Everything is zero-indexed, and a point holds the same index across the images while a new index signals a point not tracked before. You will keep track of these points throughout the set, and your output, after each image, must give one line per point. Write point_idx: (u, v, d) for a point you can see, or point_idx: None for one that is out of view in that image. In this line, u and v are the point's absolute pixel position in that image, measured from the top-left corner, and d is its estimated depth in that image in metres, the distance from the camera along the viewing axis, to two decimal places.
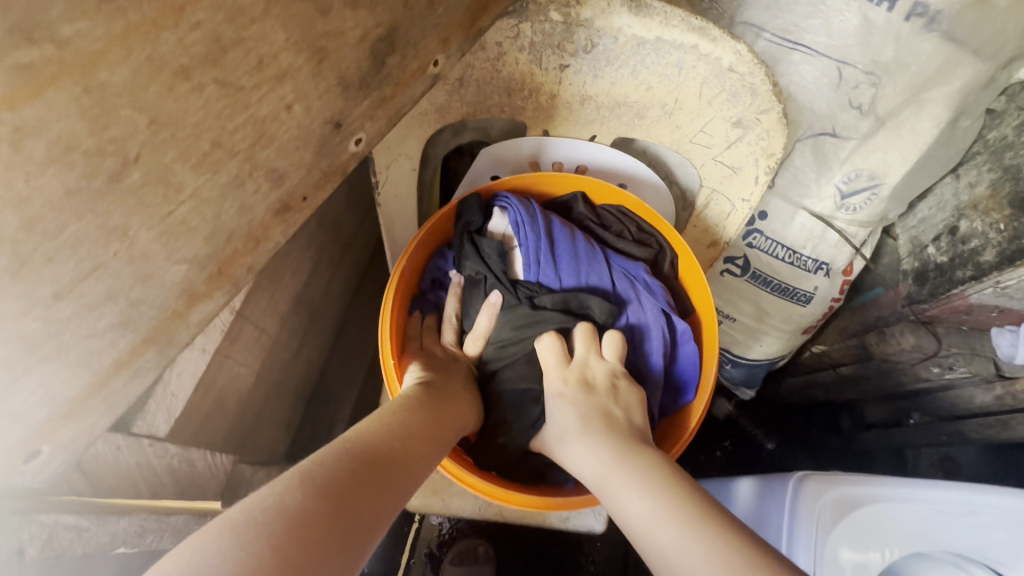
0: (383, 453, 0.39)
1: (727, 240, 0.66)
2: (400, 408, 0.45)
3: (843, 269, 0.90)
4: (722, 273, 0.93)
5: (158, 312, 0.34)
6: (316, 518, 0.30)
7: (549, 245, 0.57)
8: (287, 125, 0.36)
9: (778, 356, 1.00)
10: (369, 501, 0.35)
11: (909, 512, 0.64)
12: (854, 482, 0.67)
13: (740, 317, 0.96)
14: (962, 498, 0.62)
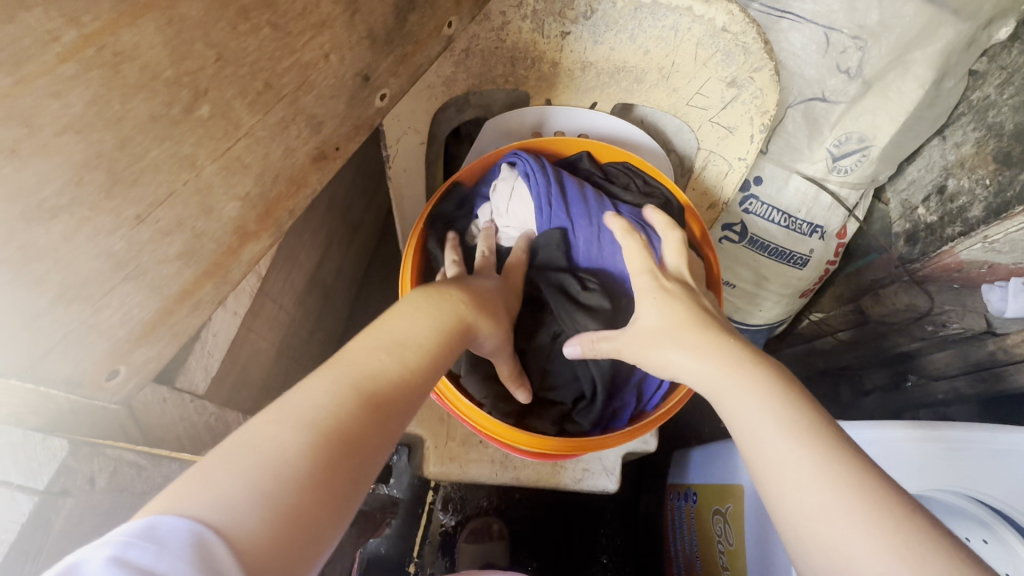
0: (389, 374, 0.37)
1: (725, 201, 0.67)
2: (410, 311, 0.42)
3: (837, 232, 0.93)
4: (722, 242, 0.95)
5: (218, 246, 0.38)
6: (304, 467, 0.30)
7: (559, 190, 0.60)
8: (324, 72, 0.40)
9: (777, 321, 1.03)
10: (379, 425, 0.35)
11: (900, 450, 0.69)
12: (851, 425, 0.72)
13: (739, 283, 0.98)
14: (953, 433, 0.67)
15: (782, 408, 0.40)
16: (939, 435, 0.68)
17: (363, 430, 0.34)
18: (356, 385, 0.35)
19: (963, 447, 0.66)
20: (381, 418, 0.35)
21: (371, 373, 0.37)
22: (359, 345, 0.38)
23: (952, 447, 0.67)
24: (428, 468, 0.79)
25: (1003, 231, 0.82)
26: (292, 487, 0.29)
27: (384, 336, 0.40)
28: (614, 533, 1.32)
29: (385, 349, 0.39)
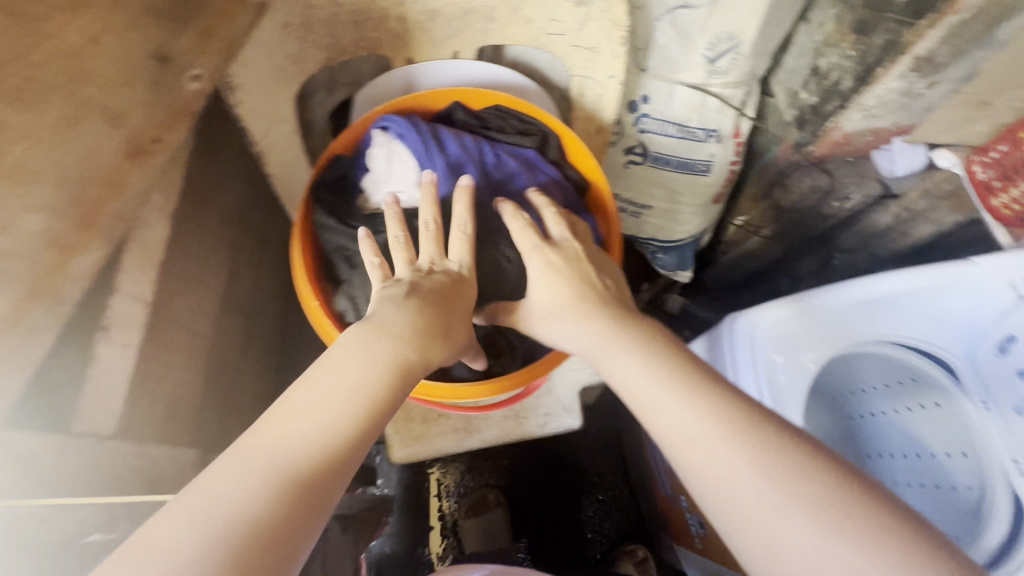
0: (333, 423, 0.40)
1: (610, 123, 0.69)
2: (363, 352, 0.45)
3: (732, 133, 0.96)
4: (627, 166, 0.97)
5: (29, 264, 0.41)
6: (281, 542, 0.33)
7: (439, 147, 0.60)
8: (101, 56, 0.45)
9: (698, 230, 1.07)
10: (319, 475, 0.37)
11: (831, 310, 0.74)
12: (786, 300, 0.74)
13: (654, 203, 1.01)
14: (841, 291, 0.74)
15: (665, 367, 0.47)
16: (835, 294, 0.74)
17: (324, 490, 0.37)
18: (312, 445, 0.38)
19: (860, 299, 0.73)
20: (330, 454, 0.38)
21: (321, 427, 0.39)
22: (303, 396, 0.41)
23: (853, 302, 0.73)
24: (394, 455, 0.80)
25: (881, 91, 0.88)
26: (235, 532, 0.33)
27: (329, 386, 0.42)
28: (605, 472, 1.37)
29: (336, 403, 0.41)
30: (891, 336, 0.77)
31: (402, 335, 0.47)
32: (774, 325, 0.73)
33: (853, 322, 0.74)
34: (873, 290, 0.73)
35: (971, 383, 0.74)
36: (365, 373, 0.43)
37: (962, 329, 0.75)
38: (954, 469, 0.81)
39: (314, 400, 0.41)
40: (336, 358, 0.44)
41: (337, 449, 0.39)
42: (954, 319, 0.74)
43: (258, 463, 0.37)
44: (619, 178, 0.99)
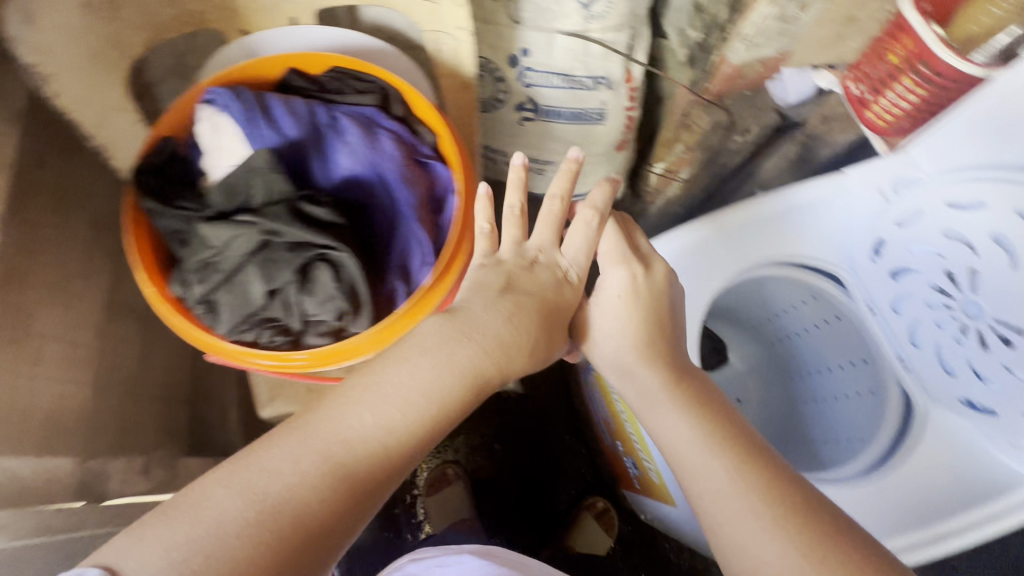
0: (381, 449, 0.46)
1: (472, 76, 0.68)
2: (427, 373, 0.49)
3: (624, 78, 0.93)
4: (522, 122, 0.97)
5: None
6: (321, 523, 0.42)
7: (264, 111, 0.50)
8: None
9: (605, 181, 1.08)
10: (362, 492, 0.44)
11: (710, 244, 0.77)
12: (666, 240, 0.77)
13: (557, 157, 1.02)
14: (714, 222, 0.77)
15: (702, 427, 0.55)
16: (708, 225, 0.76)
17: (366, 491, 0.45)
18: (369, 444, 0.46)
19: (730, 225, 0.77)
20: (369, 481, 0.45)
21: (385, 431, 0.47)
22: (380, 382, 0.48)
23: (725, 229, 0.77)
24: None
25: (758, 20, 0.85)
26: (289, 527, 0.41)
27: (406, 390, 0.48)
28: (561, 433, 1.39)
29: (398, 412, 0.47)
30: (774, 257, 0.79)
31: (485, 345, 0.51)
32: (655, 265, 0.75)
33: (732, 249, 0.77)
34: (740, 215, 0.76)
35: (857, 291, 0.76)
36: (428, 387, 0.49)
37: (840, 241, 0.77)
38: (858, 377, 0.86)
39: (390, 395, 0.48)
40: (425, 349, 0.50)
41: (376, 475, 0.46)
42: (830, 232, 0.77)
43: (328, 442, 0.45)
44: (517, 136, 1.00)
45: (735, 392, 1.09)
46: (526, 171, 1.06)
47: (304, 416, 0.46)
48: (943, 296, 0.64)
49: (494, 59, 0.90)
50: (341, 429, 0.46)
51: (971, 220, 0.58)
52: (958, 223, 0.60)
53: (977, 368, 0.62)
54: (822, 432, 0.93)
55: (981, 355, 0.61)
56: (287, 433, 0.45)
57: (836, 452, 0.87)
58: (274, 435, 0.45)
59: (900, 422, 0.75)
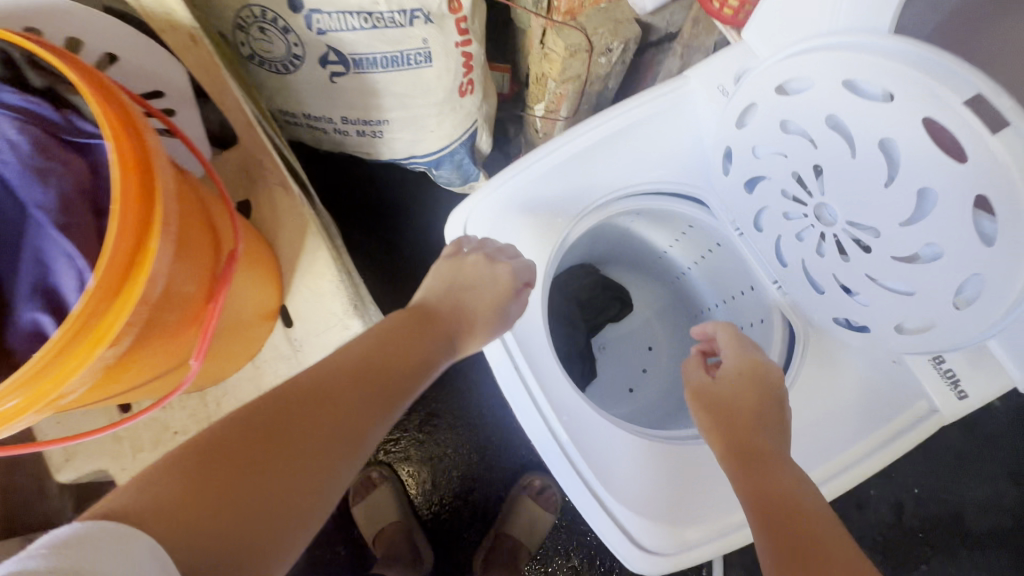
0: (385, 368, 0.57)
1: (195, 27, 0.55)
2: (410, 324, 0.63)
3: (448, 9, 0.75)
4: (332, 80, 0.81)
5: None
6: (336, 400, 0.52)
7: None
8: None
9: (457, 134, 0.94)
10: (370, 393, 0.54)
11: (549, 186, 0.64)
12: (500, 186, 0.64)
13: (391, 114, 0.87)
14: (546, 156, 0.63)
15: (790, 492, 0.49)
16: (538, 161, 0.63)
17: (373, 399, 0.54)
18: (376, 385, 0.55)
19: (565, 156, 0.64)
20: (377, 387, 0.55)
21: (388, 378, 0.57)
22: (386, 342, 0.59)
23: (561, 161, 0.64)
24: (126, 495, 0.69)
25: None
26: (313, 404, 0.50)
27: (410, 347, 0.60)
28: (488, 412, 1.30)
29: (399, 362, 0.58)
30: (622, 187, 0.67)
31: (465, 311, 0.65)
32: (478, 216, 0.64)
33: (571, 185, 0.65)
34: (576, 143, 0.63)
35: (719, 212, 0.66)
36: (416, 332, 0.63)
37: (694, 155, 0.66)
38: (746, 308, 0.77)
39: (395, 347, 0.59)
40: (421, 321, 0.63)
41: (381, 387, 0.56)
42: (679, 148, 0.65)
43: (342, 382, 0.54)
44: (335, 96, 0.84)
45: (643, 340, 1.00)
46: (362, 136, 0.91)
47: (322, 365, 0.55)
48: (794, 203, 0.54)
49: (271, 6, 0.72)
50: (352, 372, 0.55)
51: (805, 108, 0.48)
52: (793, 112, 0.49)
53: (840, 280, 0.53)
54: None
55: (842, 266, 0.52)
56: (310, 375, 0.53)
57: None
58: (299, 378, 0.53)
59: (783, 351, 0.66)
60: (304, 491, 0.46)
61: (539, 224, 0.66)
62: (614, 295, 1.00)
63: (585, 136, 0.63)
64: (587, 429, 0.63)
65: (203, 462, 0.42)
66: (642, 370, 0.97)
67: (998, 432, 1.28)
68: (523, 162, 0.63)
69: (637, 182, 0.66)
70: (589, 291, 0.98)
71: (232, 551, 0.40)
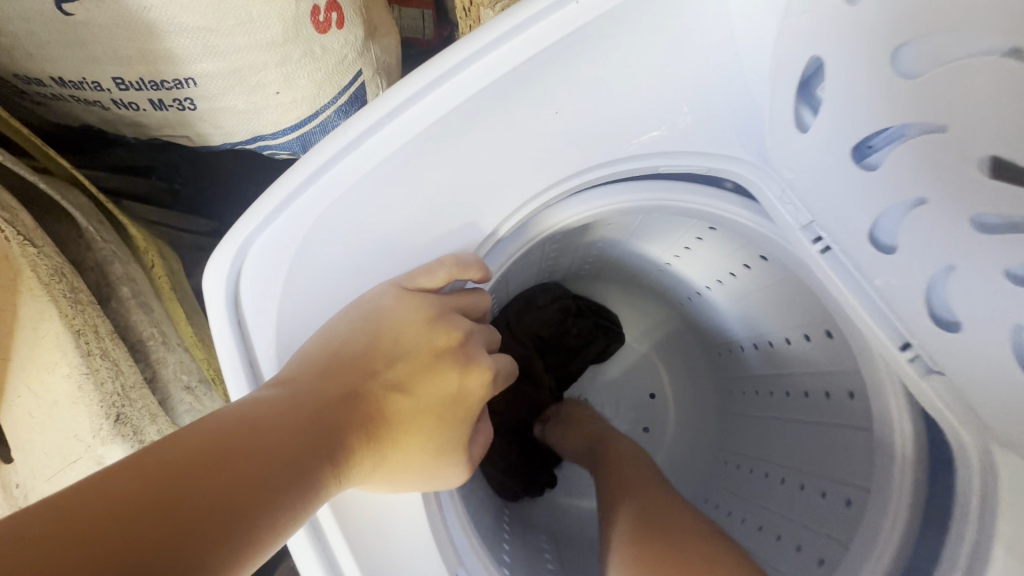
0: (234, 490, 0.23)
1: None
2: (315, 379, 0.28)
3: None
4: (65, 9, 0.46)
5: None
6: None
7: None
8: None
9: (325, 97, 0.59)
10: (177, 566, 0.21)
11: (436, 155, 0.30)
12: (329, 160, 0.28)
13: (197, 67, 0.52)
14: (397, 114, 0.29)
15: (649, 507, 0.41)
16: (383, 127, 0.29)
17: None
18: (198, 540, 0.22)
19: (443, 112, 0.29)
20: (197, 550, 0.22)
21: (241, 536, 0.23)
22: (246, 435, 0.25)
23: (432, 122, 0.29)
24: None
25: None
26: None
27: (306, 451, 0.26)
28: None
29: (275, 500, 0.24)
30: (576, 172, 0.33)
31: (413, 380, 0.30)
32: (264, 259, 0.29)
33: (462, 175, 0.31)
34: (483, 71, 0.29)
35: (777, 209, 0.32)
36: (324, 395, 0.27)
37: (732, 85, 0.31)
38: (811, 364, 0.43)
39: (271, 454, 0.25)
40: (341, 381, 0.28)
41: (216, 541, 0.22)
42: (688, 84, 0.31)
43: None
44: (88, 42, 0.49)
45: (640, 385, 0.64)
46: (165, 109, 0.56)
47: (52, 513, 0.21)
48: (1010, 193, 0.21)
49: None
50: (133, 548, 0.21)
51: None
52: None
53: None
54: (752, 447, 0.51)
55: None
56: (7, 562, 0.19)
57: (774, 499, 0.45)
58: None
59: (921, 471, 0.34)
60: None
61: (402, 260, 0.31)
62: (595, 322, 0.62)
63: (481, 68, 0.29)
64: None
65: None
66: (643, 430, 0.62)
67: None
68: (349, 129, 0.28)
69: (605, 159, 0.33)
70: (557, 325, 0.59)
71: None
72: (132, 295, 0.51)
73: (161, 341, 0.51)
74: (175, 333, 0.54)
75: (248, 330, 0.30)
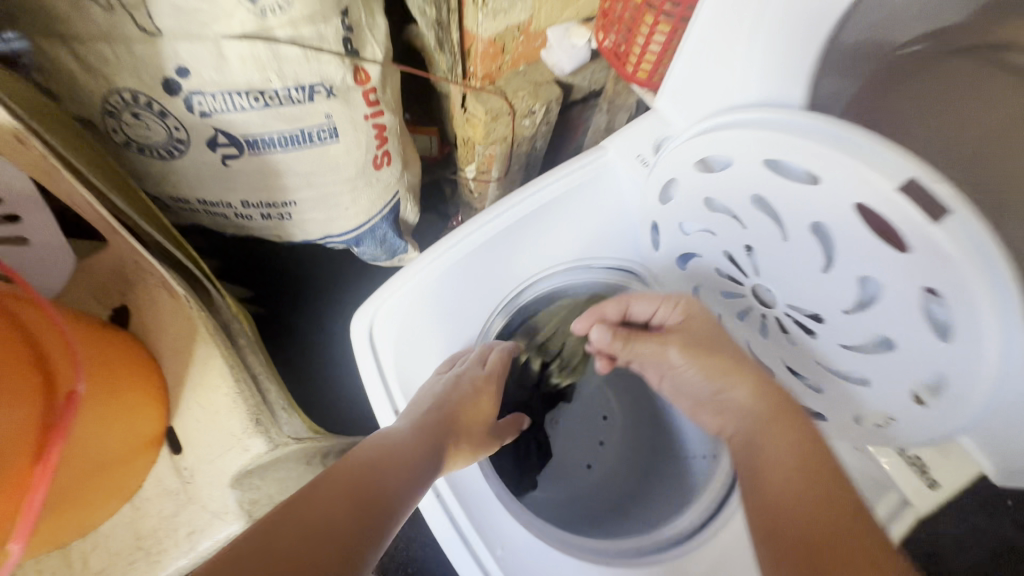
0: (387, 480, 0.47)
1: (18, 126, 0.45)
2: (411, 424, 0.53)
3: (356, 81, 0.73)
4: (226, 163, 0.73)
5: None
6: (345, 528, 0.42)
7: None
8: None
9: (376, 210, 0.88)
10: (374, 513, 0.45)
11: (477, 262, 0.58)
12: (423, 264, 0.57)
13: (298, 194, 0.80)
14: (464, 241, 0.57)
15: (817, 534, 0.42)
16: (447, 252, 0.57)
17: (380, 521, 0.45)
18: (378, 504, 0.45)
19: (483, 240, 0.58)
20: (381, 505, 0.46)
21: (395, 502, 0.47)
22: (389, 452, 0.50)
23: (480, 244, 0.58)
24: None
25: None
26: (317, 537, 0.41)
27: (420, 460, 0.51)
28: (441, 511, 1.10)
29: (408, 491, 0.48)
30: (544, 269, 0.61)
31: (460, 421, 0.56)
32: (385, 317, 0.57)
33: (487, 273, 0.59)
34: (505, 219, 0.58)
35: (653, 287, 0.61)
36: (417, 427, 0.53)
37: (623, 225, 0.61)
38: None
39: (395, 462, 0.49)
40: (429, 422, 0.54)
41: (387, 501, 0.46)
42: (605, 224, 0.60)
43: (348, 518, 0.43)
44: (232, 179, 0.76)
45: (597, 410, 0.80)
46: (269, 219, 0.83)
47: (320, 493, 0.44)
48: None
49: (148, 91, 0.65)
50: (357, 501, 0.45)
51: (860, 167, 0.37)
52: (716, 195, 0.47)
53: None
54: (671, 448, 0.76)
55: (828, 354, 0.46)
56: (308, 508, 0.43)
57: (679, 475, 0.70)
58: (299, 513, 0.42)
59: None
60: None
61: (454, 319, 0.59)
62: None
63: (503, 219, 0.58)
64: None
65: None
66: (587, 466, 0.76)
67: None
68: (436, 250, 0.56)
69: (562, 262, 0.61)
70: None
71: None
72: (247, 344, 0.74)
73: (266, 377, 0.74)
74: (270, 371, 0.77)
75: (377, 355, 0.57)
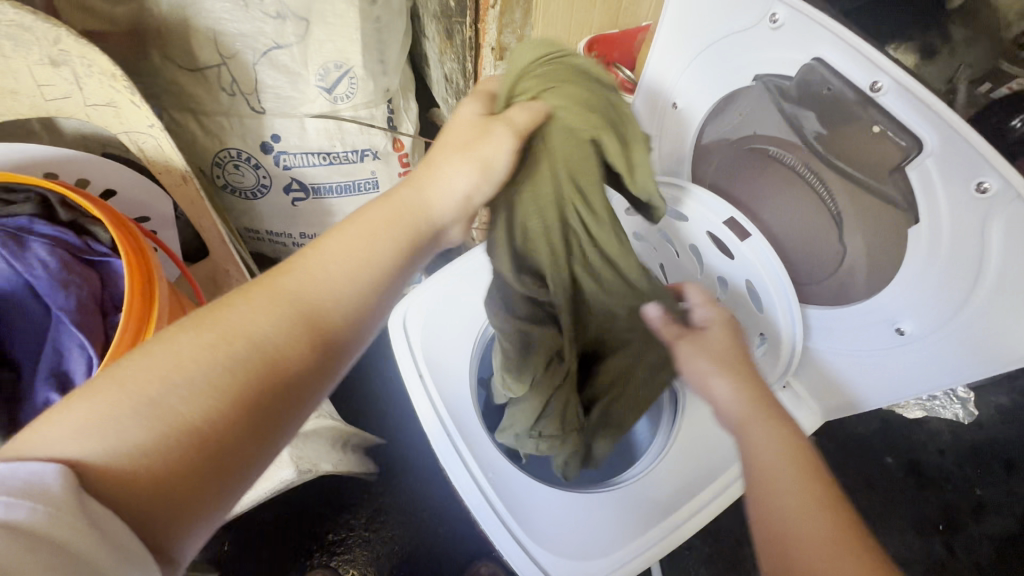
0: (330, 301, 0.44)
1: (183, 168, 0.69)
2: (364, 245, 0.47)
3: (393, 148, 0.98)
4: (295, 203, 0.99)
5: None
6: (279, 340, 0.41)
7: None
8: None
9: None
10: (314, 330, 0.42)
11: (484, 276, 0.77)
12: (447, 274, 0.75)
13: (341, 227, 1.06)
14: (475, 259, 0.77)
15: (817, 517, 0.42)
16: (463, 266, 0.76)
17: (321, 340, 0.43)
18: (319, 322, 0.43)
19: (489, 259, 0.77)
20: (323, 324, 0.43)
21: (336, 326, 0.44)
22: (329, 275, 0.44)
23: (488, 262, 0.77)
24: None
25: (492, 81, 0.95)
26: (247, 346, 0.40)
27: (369, 282, 0.46)
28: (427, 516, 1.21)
29: (353, 315, 0.45)
30: None
31: (428, 233, 0.51)
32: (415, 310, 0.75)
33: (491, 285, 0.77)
34: None
35: None
36: (369, 252, 0.46)
37: None
38: None
39: (335, 296, 0.44)
40: (396, 229, 0.49)
41: (330, 324, 0.43)
42: None
43: (281, 330, 0.41)
44: (296, 215, 1.01)
45: None
46: None
47: (256, 301, 0.42)
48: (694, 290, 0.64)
49: (248, 149, 0.91)
50: (296, 315, 0.42)
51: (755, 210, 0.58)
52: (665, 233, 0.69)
53: None
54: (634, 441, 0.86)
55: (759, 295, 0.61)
56: (240, 315, 0.41)
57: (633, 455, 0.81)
58: (232, 317, 0.41)
59: None
60: (239, 452, 0.38)
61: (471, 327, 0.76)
62: None
63: None
64: (522, 499, 0.68)
65: (127, 422, 0.34)
66: None
67: (996, 444, 1.15)
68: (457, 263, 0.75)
69: None
70: None
71: (158, 497, 0.34)
72: None
73: None
74: None
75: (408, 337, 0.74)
